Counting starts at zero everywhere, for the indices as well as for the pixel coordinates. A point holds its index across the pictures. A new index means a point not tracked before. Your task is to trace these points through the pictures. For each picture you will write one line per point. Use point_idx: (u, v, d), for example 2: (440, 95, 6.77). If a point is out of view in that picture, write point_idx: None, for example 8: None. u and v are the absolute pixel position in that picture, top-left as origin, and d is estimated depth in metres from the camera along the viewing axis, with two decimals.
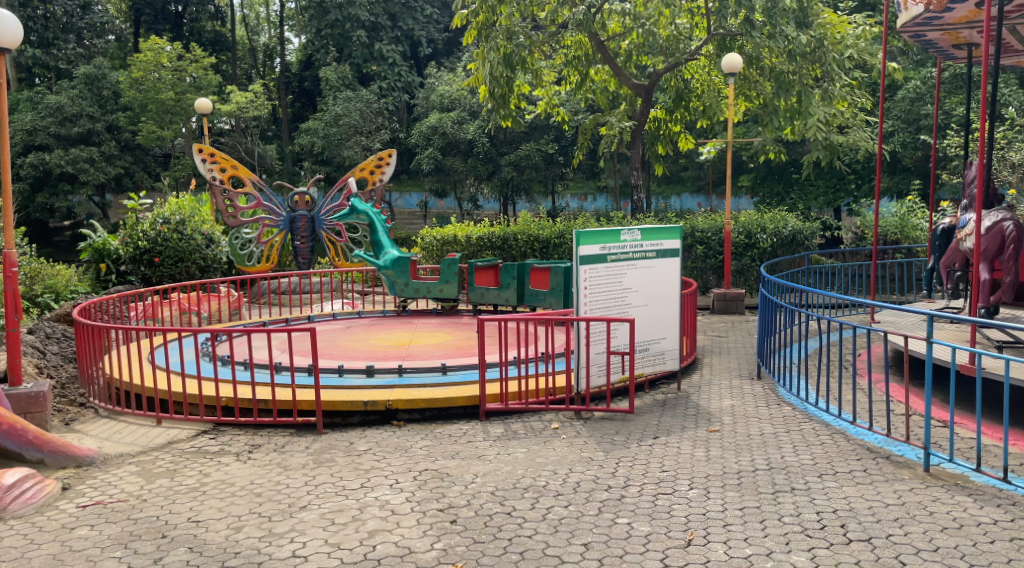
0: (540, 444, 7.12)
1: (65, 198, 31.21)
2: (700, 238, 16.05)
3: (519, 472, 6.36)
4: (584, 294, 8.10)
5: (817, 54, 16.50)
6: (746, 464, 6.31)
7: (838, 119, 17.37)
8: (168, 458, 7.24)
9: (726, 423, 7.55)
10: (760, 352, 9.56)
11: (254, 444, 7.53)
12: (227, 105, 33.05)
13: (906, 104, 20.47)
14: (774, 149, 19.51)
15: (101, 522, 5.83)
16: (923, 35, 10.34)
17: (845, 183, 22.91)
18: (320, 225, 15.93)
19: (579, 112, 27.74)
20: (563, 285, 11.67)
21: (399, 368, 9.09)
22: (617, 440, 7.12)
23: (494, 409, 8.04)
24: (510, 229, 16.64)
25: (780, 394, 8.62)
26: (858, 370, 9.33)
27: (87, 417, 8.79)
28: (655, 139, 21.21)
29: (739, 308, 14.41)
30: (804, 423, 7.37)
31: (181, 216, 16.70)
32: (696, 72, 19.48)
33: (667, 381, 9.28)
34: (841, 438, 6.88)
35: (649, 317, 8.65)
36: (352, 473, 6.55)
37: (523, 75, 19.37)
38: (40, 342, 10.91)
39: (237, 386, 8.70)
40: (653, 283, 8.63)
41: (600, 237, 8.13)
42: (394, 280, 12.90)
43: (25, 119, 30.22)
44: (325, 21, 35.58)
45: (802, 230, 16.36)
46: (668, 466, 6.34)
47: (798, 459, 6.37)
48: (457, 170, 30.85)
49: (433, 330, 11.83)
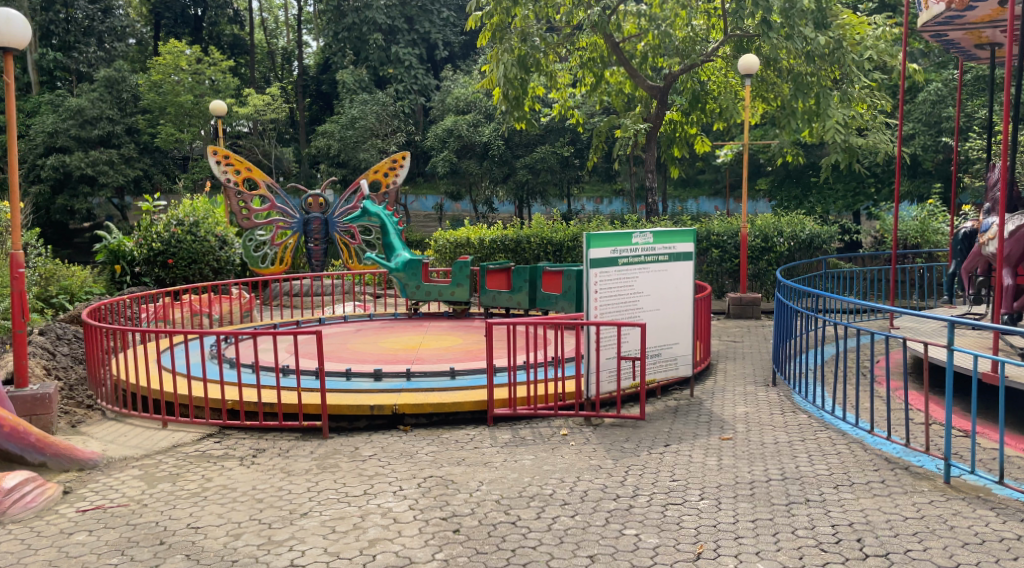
0: (549, 450, 6.98)
1: (85, 200, 31.44)
2: (715, 241, 15.82)
3: (525, 480, 6.22)
4: (595, 297, 7.96)
5: (836, 55, 16.41)
6: (759, 474, 6.12)
7: (857, 122, 17.23)
8: (171, 462, 7.14)
9: (739, 431, 7.38)
10: (775, 358, 9.44)
11: (259, 448, 7.43)
12: (245, 108, 33.23)
13: (927, 107, 20.15)
14: (791, 151, 19.37)
15: (100, 527, 5.73)
16: (944, 35, 10.10)
17: (865, 186, 22.53)
18: (333, 227, 15.87)
19: (595, 115, 27.64)
20: (575, 289, 11.56)
21: (408, 372, 8.99)
22: (627, 448, 6.97)
23: (502, 415, 7.93)
24: (523, 231, 16.53)
25: (795, 402, 8.44)
26: (877, 377, 9.14)
27: (94, 419, 8.80)
28: (671, 141, 21.02)
29: (755, 313, 14.22)
30: (819, 431, 7.19)
31: (195, 217, 16.71)
32: (713, 74, 19.32)
33: (680, 387, 9.10)
34: (859, 447, 6.69)
35: (661, 322, 8.47)
36: (355, 479, 6.43)
37: (539, 77, 19.23)
38: (50, 343, 10.93)
39: (243, 390, 8.64)
40: (665, 286, 8.46)
41: (612, 240, 8.00)
42: (405, 282, 12.81)
43: (46, 121, 30.59)
44: (342, 24, 35.67)
45: (820, 234, 16.15)
46: (679, 475, 6.18)
47: (813, 469, 6.19)
48: (472, 173, 30.67)
49: (444, 333, 11.71)
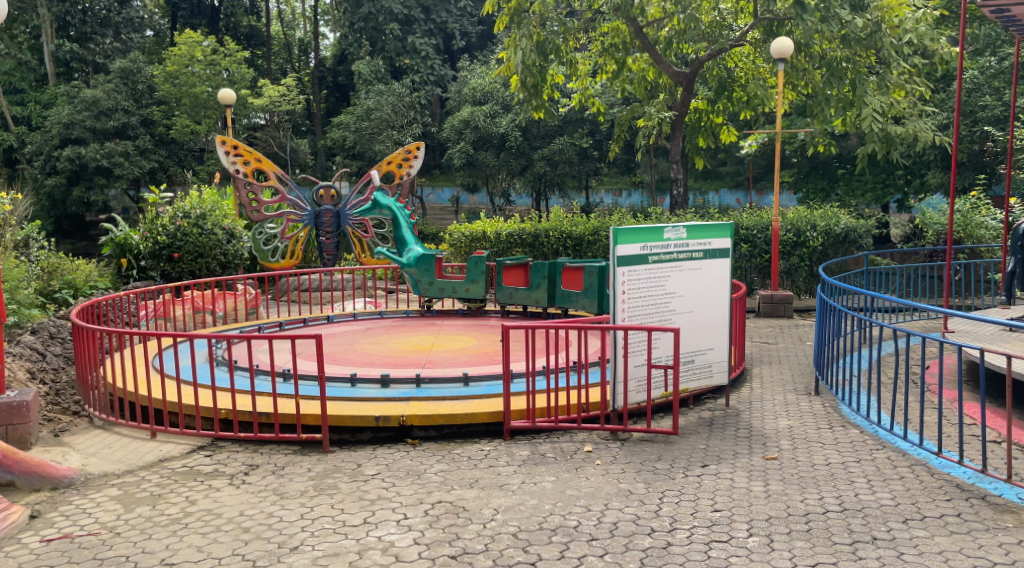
0: (572, 471, 6.22)
1: (101, 191, 31.01)
2: (745, 236, 14.99)
3: (546, 508, 5.49)
4: (622, 299, 7.22)
5: (874, 39, 15.51)
6: (814, 504, 5.35)
7: (896, 109, 16.28)
8: (154, 481, 6.46)
9: (785, 449, 6.58)
10: (817, 364, 8.63)
11: (253, 465, 6.74)
12: (260, 100, 32.74)
13: (962, 96, 19.10)
14: (824, 141, 18.54)
15: (63, 563, 5.10)
16: (1006, 10, 9.21)
17: (894, 178, 21.58)
18: (346, 220, 15.08)
19: (615, 104, 26.78)
20: (597, 286, 10.82)
21: (417, 379, 8.27)
22: (659, 469, 6.20)
23: (519, 428, 7.20)
24: (541, 225, 15.77)
25: (843, 414, 7.64)
26: (932, 386, 8.30)
27: (80, 428, 8.18)
28: (696, 131, 20.15)
29: (786, 312, 13.42)
30: (877, 451, 6.39)
31: (202, 210, 16.05)
32: (741, 60, 18.59)
33: (713, 396, 8.33)
34: (925, 471, 5.91)
35: (695, 325, 7.70)
36: (354, 504, 5.72)
37: (558, 65, 18.43)
38: (41, 343, 10.30)
39: (240, 397, 7.96)
40: (700, 286, 7.69)
41: (641, 235, 7.23)
42: (418, 279, 12.13)
43: (61, 113, 30.12)
44: (358, 14, 34.87)
45: (856, 228, 15.20)
46: (722, 505, 5.41)
47: (876, 498, 5.41)
48: (489, 165, 29.94)
49: (458, 333, 11.00)
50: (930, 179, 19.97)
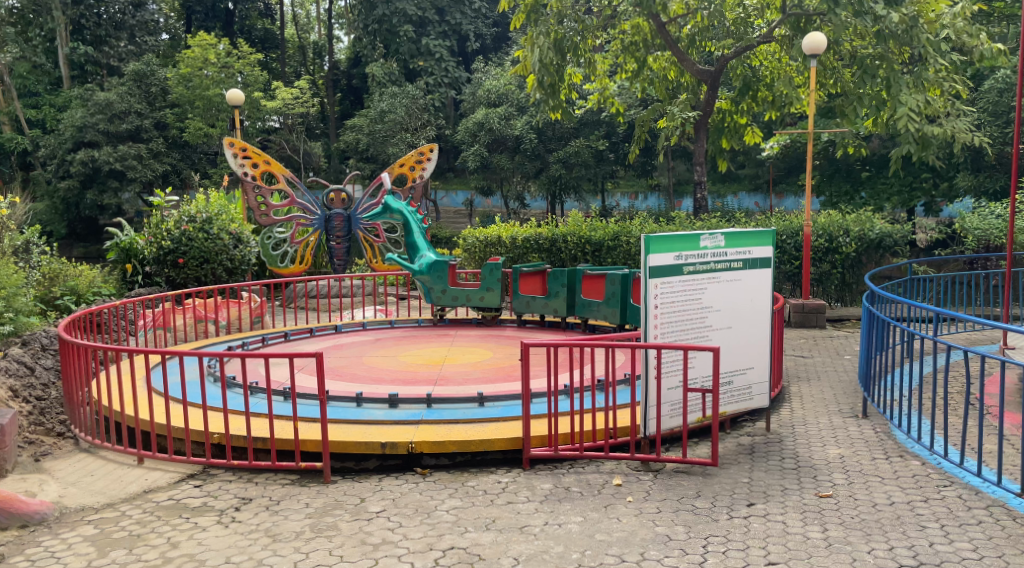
0: (601, 510, 5.53)
1: (113, 195, 30.52)
2: (774, 242, 14.23)
3: (573, 559, 4.86)
4: (655, 314, 6.50)
5: (911, 34, 14.57)
6: (884, 556, 4.75)
7: (933, 108, 15.35)
8: (134, 517, 5.79)
9: (840, 484, 5.87)
10: (863, 382, 7.88)
11: (245, 499, 6.07)
12: (273, 102, 32.44)
13: (994, 95, 18.28)
14: (854, 143, 17.76)
15: None
16: None
17: (921, 180, 20.74)
18: (357, 224, 14.49)
19: (632, 106, 25.98)
20: (619, 295, 10.05)
21: (427, 398, 7.57)
22: (701, 507, 5.52)
23: (540, 456, 6.50)
24: (559, 229, 15.05)
25: (898, 440, 6.91)
26: (992, 407, 7.55)
27: (63, 451, 7.54)
28: (720, 132, 19.35)
29: (819, 321, 12.68)
30: (945, 488, 5.68)
31: (208, 214, 15.44)
32: (766, 59, 17.86)
33: (752, 419, 7.59)
34: (1005, 514, 5.24)
35: (735, 342, 6.98)
36: (355, 550, 5.07)
37: (576, 64, 17.58)
38: (29, 356, 9.66)
39: (235, 419, 7.28)
40: (739, 299, 6.98)
41: (676, 243, 6.54)
42: (430, 286, 11.39)
43: (75, 115, 29.57)
44: (372, 16, 34.20)
45: (892, 234, 14.23)
46: (776, 557, 4.79)
47: (954, 550, 4.80)
48: (504, 167, 29.39)
49: (471, 345, 10.33)
50: (960, 181, 19.12)
